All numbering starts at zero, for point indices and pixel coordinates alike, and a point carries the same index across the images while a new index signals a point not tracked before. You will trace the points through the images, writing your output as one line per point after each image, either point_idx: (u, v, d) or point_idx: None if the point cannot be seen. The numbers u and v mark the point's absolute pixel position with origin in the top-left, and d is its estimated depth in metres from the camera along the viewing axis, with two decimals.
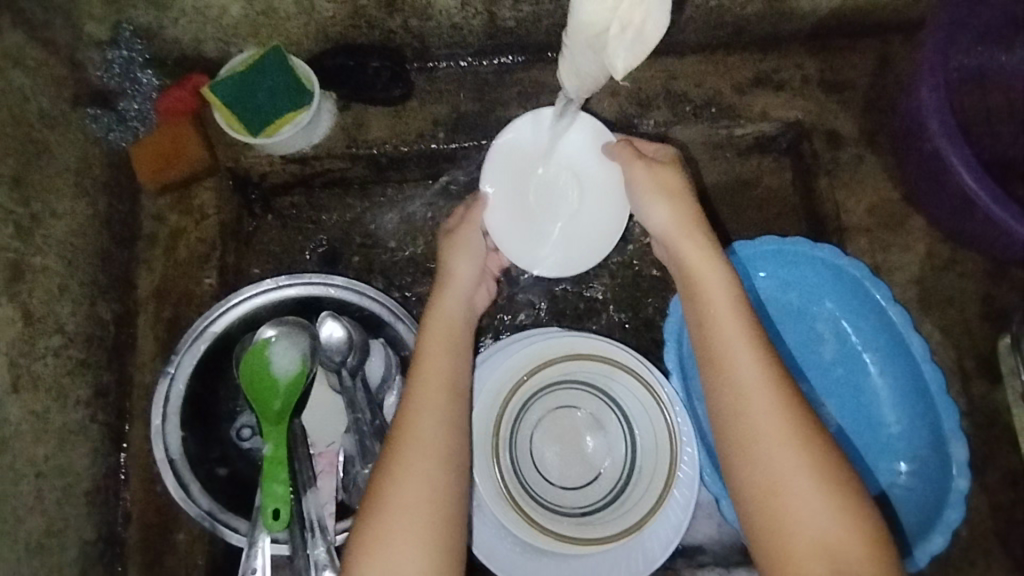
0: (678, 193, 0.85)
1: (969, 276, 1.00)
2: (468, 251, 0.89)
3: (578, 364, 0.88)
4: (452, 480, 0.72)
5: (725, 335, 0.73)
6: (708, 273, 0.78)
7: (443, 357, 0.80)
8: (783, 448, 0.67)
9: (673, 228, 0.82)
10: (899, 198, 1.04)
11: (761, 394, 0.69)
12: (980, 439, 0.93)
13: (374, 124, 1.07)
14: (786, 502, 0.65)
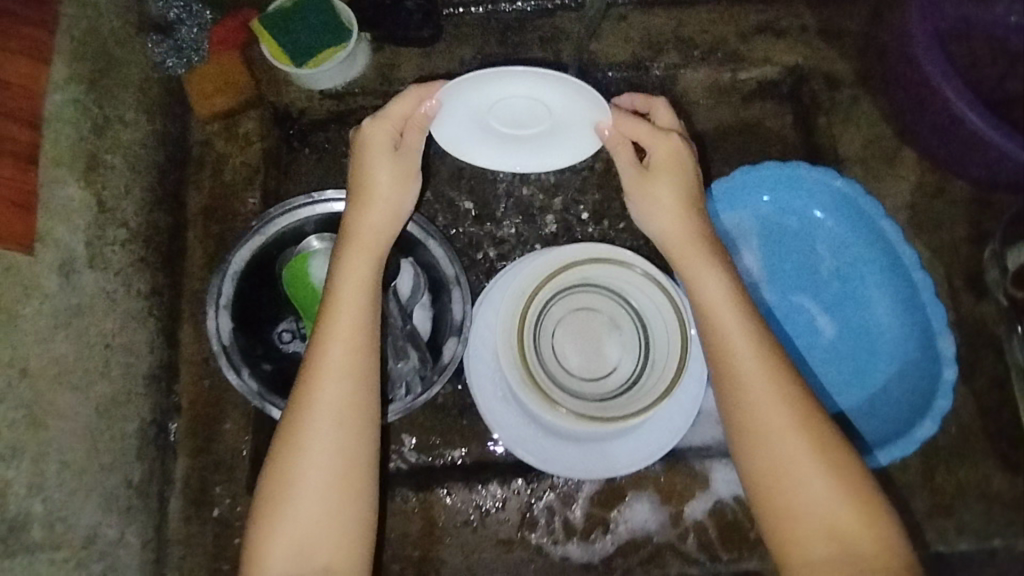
0: (680, 202, 0.81)
1: (957, 202, 1.07)
2: (378, 203, 0.83)
3: (599, 268, 0.97)
4: (349, 450, 0.74)
5: (737, 340, 0.75)
6: (706, 274, 0.79)
7: (347, 334, 0.77)
8: (800, 448, 0.71)
9: (672, 246, 0.82)
10: (891, 133, 1.12)
11: (760, 396, 0.72)
12: (968, 347, 1.00)
13: (405, 64, 1.17)
14: (801, 496, 0.70)
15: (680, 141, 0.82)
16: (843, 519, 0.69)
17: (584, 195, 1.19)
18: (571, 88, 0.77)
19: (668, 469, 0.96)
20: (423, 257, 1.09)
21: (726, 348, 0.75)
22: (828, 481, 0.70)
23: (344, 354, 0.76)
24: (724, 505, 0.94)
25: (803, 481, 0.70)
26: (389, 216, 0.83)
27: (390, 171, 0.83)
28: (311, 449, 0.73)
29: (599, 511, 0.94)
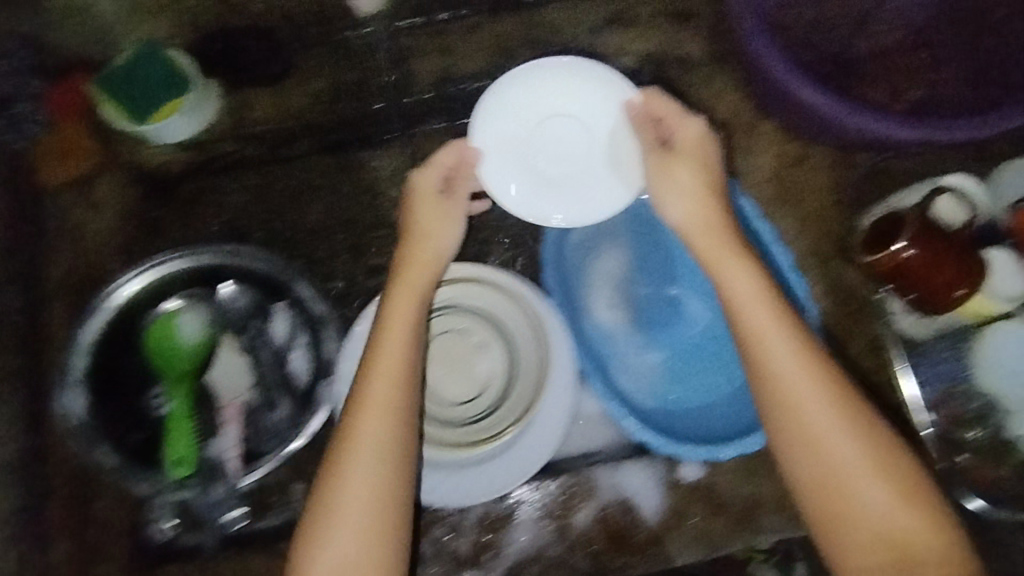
0: (696, 185, 0.86)
1: (819, 168, 1.06)
2: (427, 255, 0.90)
3: (456, 287, 0.96)
4: (400, 477, 0.79)
5: (768, 336, 0.77)
6: (726, 267, 0.81)
7: (386, 381, 0.82)
8: (835, 433, 0.74)
9: (688, 220, 0.85)
10: (749, 108, 1.10)
11: (803, 378, 0.75)
12: (839, 315, 0.99)
13: (259, 105, 1.15)
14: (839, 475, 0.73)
15: (701, 125, 0.89)
16: (889, 509, 0.72)
17: None
18: (584, 67, 0.95)
19: (555, 483, 0.95)
20: (295, 298, 1.05)
21: (758, 344, 0.77)
22: (864, 453, 0.73)
23: (389, 398, 0.81)
24: (609, 510, 0.94)
25: (839, 464, 0.73)
26: (436, 263, 0.91)
27: (430, 219, 0.92)
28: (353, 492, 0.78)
29: (484, 536, 0.93)
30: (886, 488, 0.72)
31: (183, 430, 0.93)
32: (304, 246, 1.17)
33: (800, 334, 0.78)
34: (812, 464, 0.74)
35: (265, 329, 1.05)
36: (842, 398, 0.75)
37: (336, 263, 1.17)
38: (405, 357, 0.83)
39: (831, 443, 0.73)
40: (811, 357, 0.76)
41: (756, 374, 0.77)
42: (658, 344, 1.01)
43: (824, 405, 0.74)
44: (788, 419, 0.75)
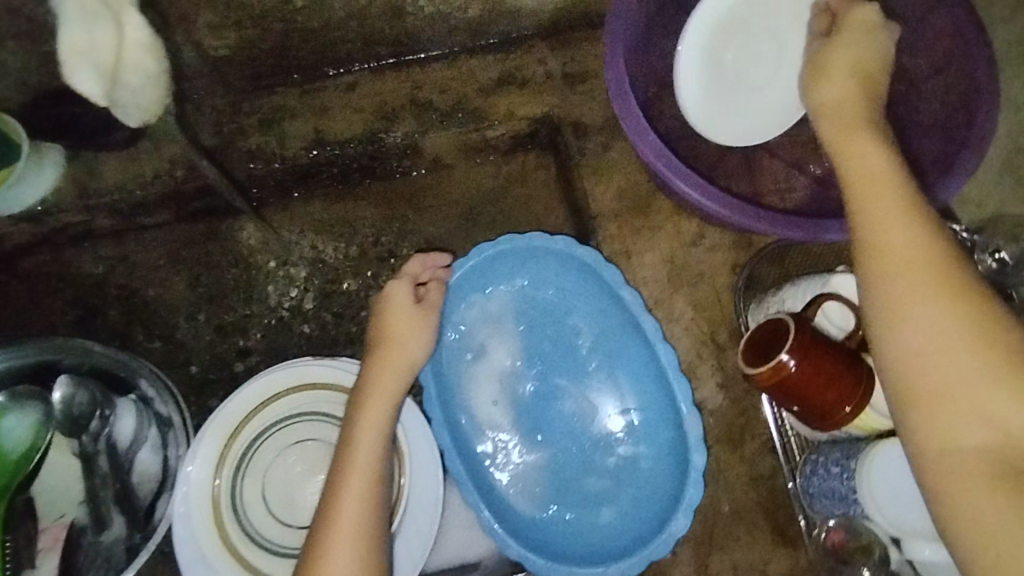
0: (855, 66, 0.71)
1: (717, 248, 1.00)
2: (396, 356, 0.81)
3: (310, 392, 0.86)
4: (359, 549, 0.69)
5: (892, 222, 0.61)
6: (871, 164, 0.64)
7: (373, 455, 0.75)
8: (973, 374, 0.55)
9: (828, 121, 0.69)
10: (645, 181, 1.03)
11: (908, 279, 0.59)
12: (736, 412, 0.92)
13: (106, 170, 1.01)
14: (964, 416, 0.56)
15: (875, 9, 0.74)
16: (996, 406, 0.55)
17: (338, 286, 1.09)
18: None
19: None
20: (143, 395, 0.94)
21: (882, 236, 0.61)
22: (1010, 418, 0.55)
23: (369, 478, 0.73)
24: None
25: (961, 377, 0.56)
26: (407, 361, 0.82)
27: (403, 328, 0.83)
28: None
29: None
30: (1016, 414, 0.54)
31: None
32: (165, 326, 1.07)
33: (946, 261, 0.59)
34: (944, 379, 0.56)
35: (108, 431, 0.93)
36: (981, 304, 0.57)
37: (199, 346, 1.06)
38: (378, 425, 0.76)
39: (953, 378, 0.56)
40: (947, 246, 0.60)
41: (905, 300, 0.59)
42: (542, 440, 0.93)
43: (971, 316, 0.57)
44: (943, 300, 0.57)
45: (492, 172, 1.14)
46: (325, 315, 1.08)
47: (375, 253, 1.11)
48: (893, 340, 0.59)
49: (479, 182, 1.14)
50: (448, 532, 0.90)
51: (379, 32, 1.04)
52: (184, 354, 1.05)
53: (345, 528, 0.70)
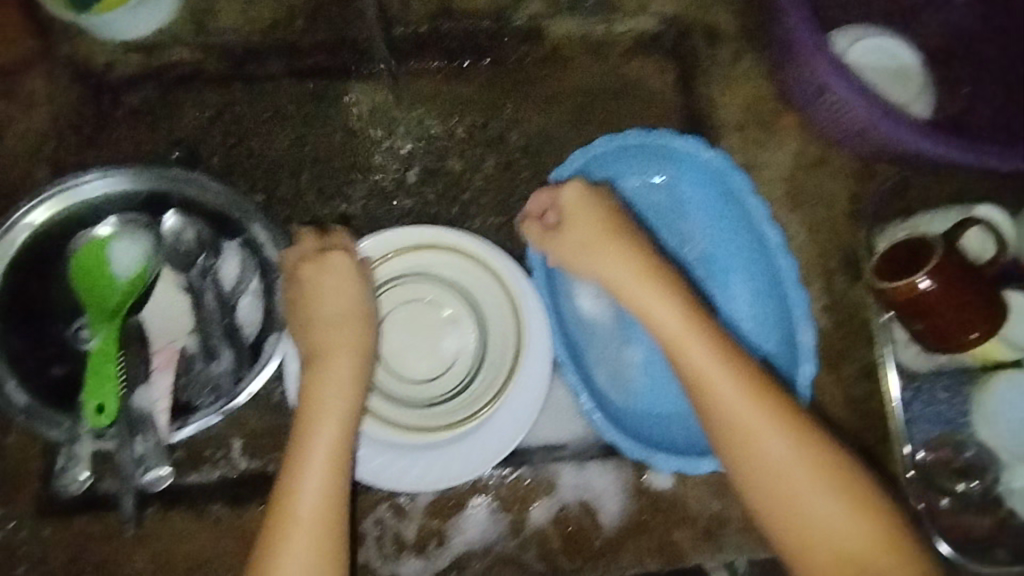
0: (598, 235, 0.90)
1: (840, 173, 0.98)
2: (348, 312, 0.80)
3: (428, 253, 0.87)
4: (322, 499, 0.73)
5: (708, 360, 0.85)
6: (654, 312, 0.89)
7: (331, 407, 0.77)
8: (734, 399, 0.85)
9: (604, 284, 0.90)
10: (774, 96, 1.01)
11: (751, 417, 0.85)
12: (835, 334, 0.95)
13: (222, 11, 1.04)
14: (765, 471, 0.84)
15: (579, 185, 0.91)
16: (796, 466, 0.83)
17: (443, 166, 1.05)
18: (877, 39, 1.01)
19: (514, 473, 0.89)
20: (250, 238, 0.94)
21: (726, 402, 0.85)
22: (757, 417, 0.84)
23: (335, 427, 0.76)
24: (570, 511, 0.89)
25: (729, 409, 0.85)
26: (354, 313, 0.80)
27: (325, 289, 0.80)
28: (298, 530, 0.72)
29: (434, 522, 0.87)
30: (791, 444, 0.83)
31: (112, 370, 0.80)
32: (268, 182, 1.03)
33: (773, 400, 0.85)
34: (756, 471, 0.84)
35: (213, 272, 0.93)
36: (782, 413, 0.84)
37: (303, 204, 1.04)
38: (333, 380, 0.77)
39: (757, 435, 0.84)
40: (752, 392, 0.85)
41: (715, 420, 0.86)
42: (637, 338, 0.95)
43: (779, 415, 0.84)
44: (748, 447, 0.83)
45: None
46: (426, 192, 1.05)
47: (483, 137, 1.06)
48: (717, 440, 0.86)
49: None
50: (547, 415, 0.91)
51: None
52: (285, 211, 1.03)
53: (304, 480, 0.74)
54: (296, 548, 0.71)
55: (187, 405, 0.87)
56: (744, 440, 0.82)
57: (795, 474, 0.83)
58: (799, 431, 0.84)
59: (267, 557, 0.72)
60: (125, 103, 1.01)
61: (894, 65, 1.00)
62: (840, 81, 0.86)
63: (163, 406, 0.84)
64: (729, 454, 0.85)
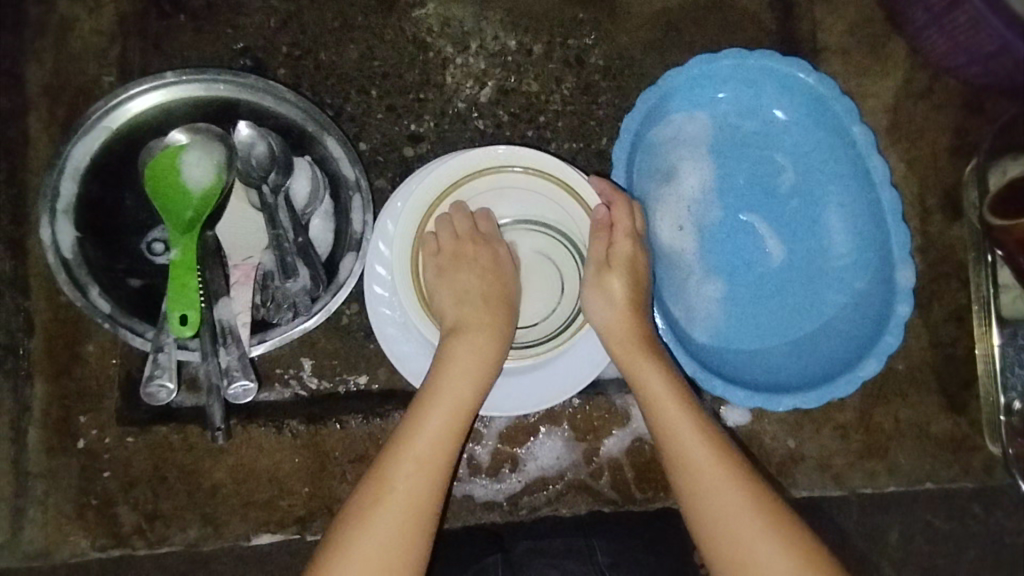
0: (627, 276, 0.81)
1: (945, 106, 0.92)
2: (497, 278, 0.82)
3: (506, 177, 0.82)
4: (419, 490, 0.69)
5: (661, 402, 0.75)
6: (648, 370, 0.76)
7: (471, 359, 0.77)
8: (718, 477, 0.70)
9: (610, 342, 0.79)
10: (881, 18, 0.93)
11: (713, 489, 0.70)
12: (929, 276, 0.90)
13: None
14: (735, 546, 0.67)
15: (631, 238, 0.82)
16: (761, 541, 0.67)
17: (519, 86, 0.99)
18: None
19: (588, 404, 0.88)
20: (319, 155, 0.91)
21: (674, 461, 0.72)
22: (735, 503, 0.69)
23: (470, 377, 0.76)
24: (643, 442, 0.88)
25: (709, 477, 0.70)
26: (502, 277, 0.82)
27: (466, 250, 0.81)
28: (411, 462, 0.70)
29: (507, 447, 0.87)
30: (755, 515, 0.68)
31: (193, 281, 0.77)
32: (337, 95, 0.98)
33: (726, 453, 0.72)
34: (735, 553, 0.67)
35: (285, 188, 0.90)
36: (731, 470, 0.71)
37: (370, 121, 0.98)
38: (463, 373, 0.76)
39: (714, 501, 0.69)
40: (712, 437, 0.73)
41: (685, 494, 0.71)
42: (724, 273, 0.91)
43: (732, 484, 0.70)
44: (713, 523, 0.69)
45: None
46: (501, 113, 0.99)
47: (561, 56, 0.99)
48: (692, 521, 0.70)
49: None
50: None
51: None
52: (354, 128, 0.98)
53: (426, 419, 0.73)
54: (404, 481, 0.69)
55: (264, 323, 0.87)
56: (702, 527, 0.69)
57: (773, 556, 0.66)
58: (770, 512, 0.68)
59: (372, 485, 0.70)
60: (188, 7, 0.95)
61: None
62: None
63: (242, 320, 0.83)
64: (686, 494, 0.71)
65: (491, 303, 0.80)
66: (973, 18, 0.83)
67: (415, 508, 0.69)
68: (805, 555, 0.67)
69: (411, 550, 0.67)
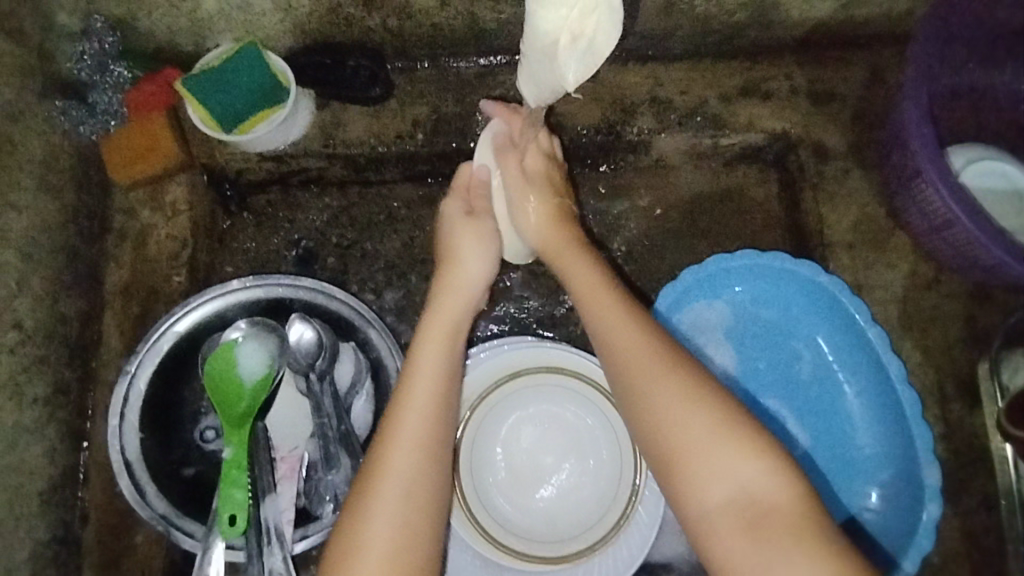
0: (548, 193, 0.86)
1: (952, 296, 0.97)
2: (460, 258, 0.85)
3: (540, 373, 0.89)
4: (429, 444, 0.72)
5: (618, 335, 0.75)
6: (619, 336, 0.74)
7: (440, 347, 0.78)
8: (700, 422, 0.67)
9: (546, 239, 0.84)
10: (884, 214, 1.00)
11: (680, 404, 0.69)
12: (954, 465, 0.92)
13: (351, 123, 1.01)
14: (710, 478, 0.66)
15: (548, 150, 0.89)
16: (749, 480, 0.65)
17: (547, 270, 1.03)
18: (997, 162, 0.98)
19: None
20: (362, 341, 0.96)
21: (648, 395, 0.70)
22: (706, 428, 0.67)
23: (447, 336, 0.79)
24: None
25: (692, 432, 0.67)
26: (466, 283, 0.83)
27: (466, 238, 0.86)
28: (404, 453, 0.70)
29: None
30: (742, 451, 0.66)
31: (243, 482, 0.81)
32: (379, 280, 1.06)
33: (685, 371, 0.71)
34: (690, 436, 0.67)
35: (331, 375, 0.94)
36: (693, 402, 0.68)
37: (410, 305, 1.05)
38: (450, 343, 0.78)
39: (701, 456, 0.66)
40: (670, 369, 0.71)
41: (656, 439, 0.70)
42: None
43: (693, 402, 0.68)
44: (688, 464, 0.67)
45: (711, 179, 1.10)
46: (532, 297, 1.03)
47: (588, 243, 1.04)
48: (659, 456, 0.69)
49: (696, 187, 1.10)
50: (664, 533, 0.93)
51: (641, 24, 0.99)
52: (394, 310, 1.05)
53: (406, 412, 0.73)
54: (400, 469, 0.70)
55: (308, 513, 0.91)
56: (677, 470, 0.67)
57: (752, 474, 0.65)
58: (733, 424, 0.67)
59: (376, 457, 0.71)
60: (252, 206, 1.07)
61: (1010, 192, 0.97)
62: (971, 223, 0.84)
63: (287, 516, 0.88)
64: (643, 419, 0.71)
65: (463, 307, 0.81)
66: (968, 239, 0.86)
67: (409, 512, 0.69)
68: (758, 445, 0.66)
69: (412, 530, 0.68)
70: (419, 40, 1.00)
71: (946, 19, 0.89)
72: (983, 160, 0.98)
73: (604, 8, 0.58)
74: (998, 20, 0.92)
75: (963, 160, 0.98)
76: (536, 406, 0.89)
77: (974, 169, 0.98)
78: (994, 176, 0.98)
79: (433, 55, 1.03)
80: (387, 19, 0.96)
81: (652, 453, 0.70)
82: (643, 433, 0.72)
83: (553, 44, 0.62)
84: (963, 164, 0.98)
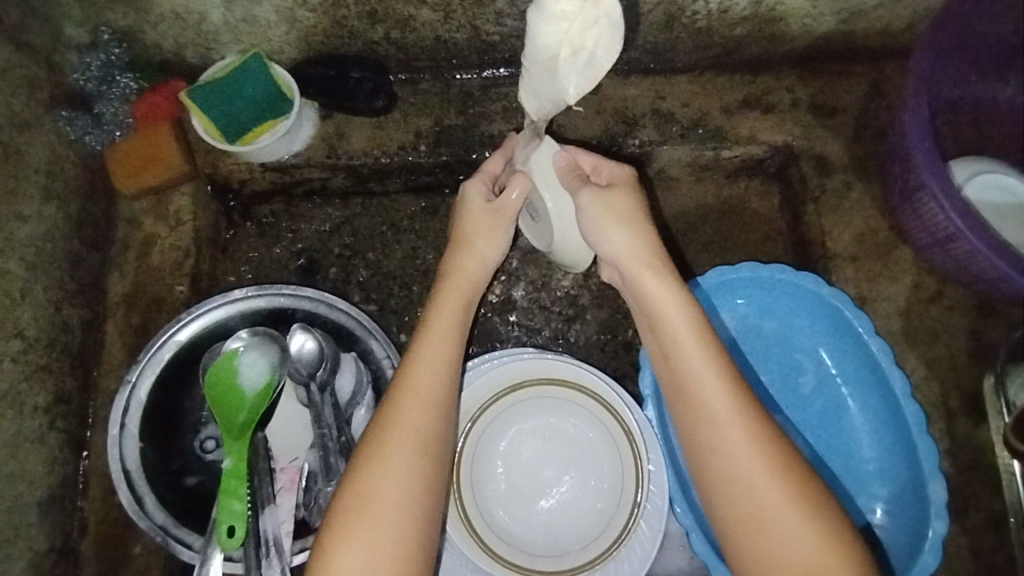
0: (631, 216, 0.76)
1: (957, 309, 0.96)
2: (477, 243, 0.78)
3: (541, 386, 0.89)
4: (429, 429, 0.68)
5: (703, 381, 0.67)
6: (705, 387, 0.67)
7: (450, 321, 0.74)
8: (781, 499, 0.62)
9: (632, 266, 0.74)
10: (887, 228, 1.00)
11: (757, 462, 0.63)
12: (959, 481, 0.90)
13: (355, 134, 1.02)
14: (783, 557, 0.61)
15: (632, 170, 0.81)
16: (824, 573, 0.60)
17: (550, 280, 1.03)
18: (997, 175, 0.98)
19: None
20: (363, 352, 0.95)
21: (726, 449, 0.64)
22: (781, 489, 0.62)
23: (457, 307, 0.75)
24: None
25: (773, 507, 0.62)
26: (485, 267, 0.78)
27: (478, 230, 0.78)
28: (405, 449, 0.66)
29: None
30: (814, 533, 0.61)
31: (243, 489, 0.80)
32: (382, 291, 1.06)
33: (767, 428, 0.65)
34: (761, 498, 0.62)
35: (331, 386, 0.93)
36: (771, 463, 0.63)
37: (410, 315, 1.05)
38: (457, 314, 0.74)
39: (779, 531, 0.61)
40: (751, 424, 0.65)
41: (722, 490, 0.64)
42: None
43: (772, 463, 0.63)
44: (757, 525, 0.62)
45: (713, 190, 1.10)
46: (534, 308, 1.03)
47: None
48: (726, 508, 0.64)
49: (698, 200, 1.10)
50: (665, 548, 0.92)
51: (644, 36, 0.99)
52: (396, 321, 1.05)
53: (411, 406, 0.68)
54: (399, 463, 0.65)
55: (308, 524, 0.90)
56: (746, 525, 0.63)
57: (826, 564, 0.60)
58: (820, 509, 0.62)
59: (375, 432, 0.67)
60: (254, 216, 1.08)
61: (1013, 206, 0.97)
62: (975, 237, 0.83)
63: (287, 528, 0.86)
64: (713, 469, 0.65)
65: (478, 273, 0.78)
66: (971, 252, 0.86)
67: (404, 513, 0.64)
68: (827, 517, 0.62)
69: (401, 529, 0.63)
70: (422, 52, 1.01)
71: (949, 33, 0.89)
72: (984, 174, 0.98)
73: (604, 23, 0.59)
74: (999, 35, 0.92)
75: (962, 174, 0.98)
76: (538, 419, 0.89)
77: (975, 182, 0.97)
78: (993, 189, 0.97)
79: (435, 68, 1.04)
80: (390, 32, 0.97)
81: (717, 506, 0.65)
82: (708, 483, 0.66)
83: (554, 57, 0.62)
84: (963, 178, 0.98)
